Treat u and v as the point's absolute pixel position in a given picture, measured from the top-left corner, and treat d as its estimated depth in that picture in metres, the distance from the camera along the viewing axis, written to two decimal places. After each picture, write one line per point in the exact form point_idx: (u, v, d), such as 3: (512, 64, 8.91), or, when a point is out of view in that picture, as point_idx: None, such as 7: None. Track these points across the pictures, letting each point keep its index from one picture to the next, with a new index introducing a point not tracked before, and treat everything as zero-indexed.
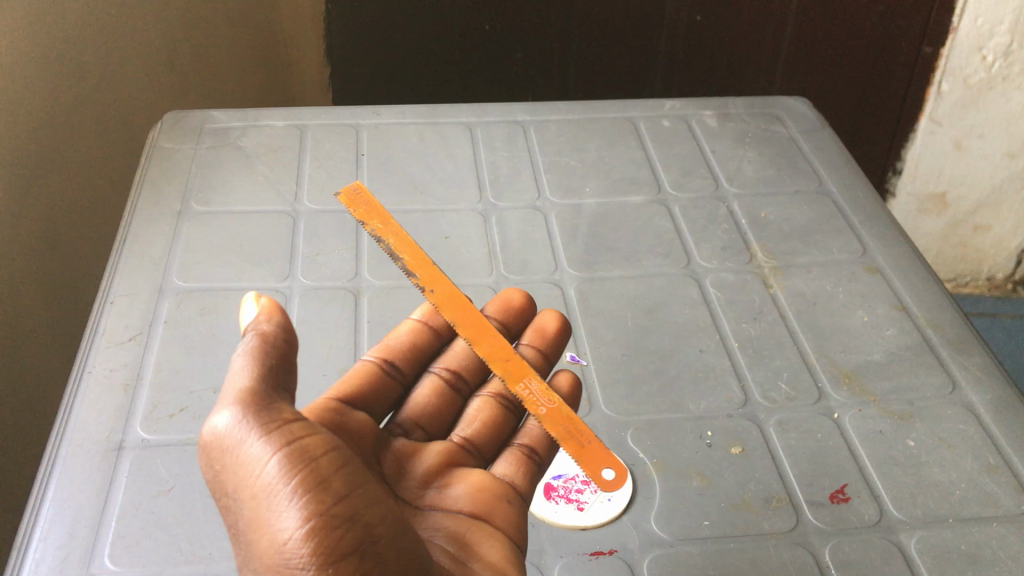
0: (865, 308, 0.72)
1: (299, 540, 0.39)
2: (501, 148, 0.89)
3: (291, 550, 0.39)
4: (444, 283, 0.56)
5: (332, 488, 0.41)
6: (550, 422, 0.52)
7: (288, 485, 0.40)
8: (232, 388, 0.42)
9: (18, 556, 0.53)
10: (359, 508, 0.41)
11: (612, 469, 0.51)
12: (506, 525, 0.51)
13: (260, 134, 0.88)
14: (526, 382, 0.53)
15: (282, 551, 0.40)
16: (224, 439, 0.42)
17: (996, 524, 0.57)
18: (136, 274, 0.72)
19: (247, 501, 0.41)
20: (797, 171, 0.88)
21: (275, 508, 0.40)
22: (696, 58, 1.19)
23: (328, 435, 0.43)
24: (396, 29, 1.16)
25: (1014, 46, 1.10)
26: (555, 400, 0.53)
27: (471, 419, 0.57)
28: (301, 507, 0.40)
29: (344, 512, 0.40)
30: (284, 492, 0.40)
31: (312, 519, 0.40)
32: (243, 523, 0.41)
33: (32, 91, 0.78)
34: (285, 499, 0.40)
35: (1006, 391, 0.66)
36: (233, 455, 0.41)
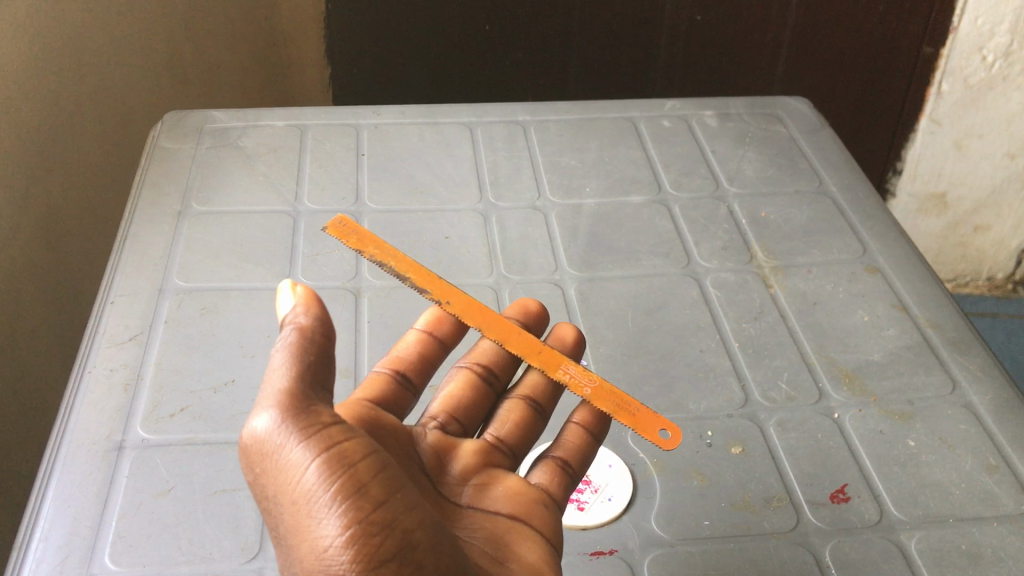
0: (865, 308, 0.72)
1: (339, 548, 0.39)
2: (501, 148, 0.89)
3: (331, 557, 0.39)
4: (457, 293, 0.57)
5: (371, 493, 0.40)
6: (599, 398, 0.55)
7: (327, 493, 0.40)
8: (270, 388, 0.42)
9: (18, 556, 0.53)
10: (397, 513, 0.41)
11: (665, 430, 0.56)
12: (542, 527, 0.50)
13: (260, 134, 0.88)
14: (565, 368, 0.56)
15: (322, 557, 0.40)
16: (264, 442, 0.41)
17: (996, 524, 0.57)
18: (136, 274, 0.72)
19: (288, 504, 0.41)
20: (797, 171, 0.88)
21: (316, 514, 0.40)
22: (696, 58, 1.19)
23: (366, 438, 0.42)
24: (396, 29, 1.16)
25: (1014, 46, 1.10)
26: (596, 378, 0.56)
27: (502, 420, 0.56)
28: (341, 515, 0.40)
29: (383, 519, 0.40)
30: (323, 499, 0.40)
31: (351, 527, 0.39)
32: (284, 526, 0.41)
33: (32, 90, 0.79)
34: (325, 506, 0.40)
35: (1006, 391, 0.66)
36: (273, 459, 0.41)
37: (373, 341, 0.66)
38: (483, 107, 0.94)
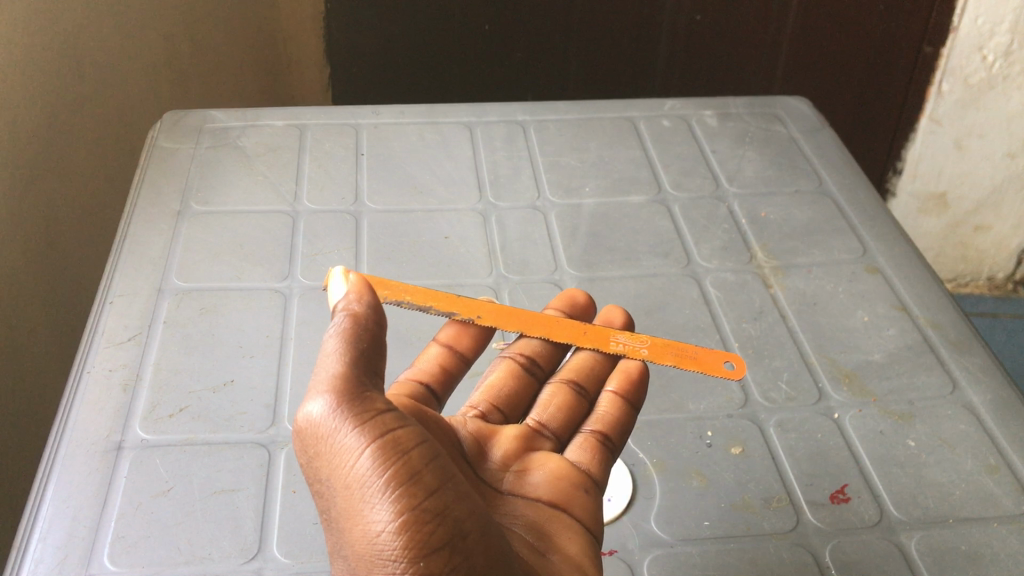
0: (865, 308, 0.72)
1: (391, 534, 0.39)
2: (501, 148, 0.88)
3: (382, 542, 0.39)
4: (482, 305, 0.59)
5: (424, 480, 0.40)
6: (658, 354, 0.60)
7: (380, 478, 0.40)
8: (324, 374, 0.42)
9: (17, 555, 0.53)
10: (448, 502, 0.40)
11: (731, 362, 0.62)
12: (581, 513, 0.49)
13: (259, 134, 0.88)
14: (616, 338, 0.60)
15: (374, 543, 0.40)
16: (319, 427, 0.41)
17: (996, 525, 0.57)
18: (135, 274, 0.71)
19: (343, 489, 0.41)
20: (797, 171, 0.88)
21: (368, 500, 0.40)
22: (696, 58, 1.19)
23: (418, 428, 0.42)
24: (396, 28, 1.16)
25: (1015, 46, 1.10)
26: (646, 340, 0.60)
27: (545, 404, 0.56)
28: (393, 501, 0.39)
29: (434, 507, 0.40)
30: (376, 485, 0.40)
31: (404, 513, 0.39)
32: (337, 511, 0.41)
33: (31, 90, 0.78)
34: (377, 491, 0.40)
35: (1006, 391, 0.65)
36: (328, 444, 0.41)
37: None
38: (482, 107, 0.94)
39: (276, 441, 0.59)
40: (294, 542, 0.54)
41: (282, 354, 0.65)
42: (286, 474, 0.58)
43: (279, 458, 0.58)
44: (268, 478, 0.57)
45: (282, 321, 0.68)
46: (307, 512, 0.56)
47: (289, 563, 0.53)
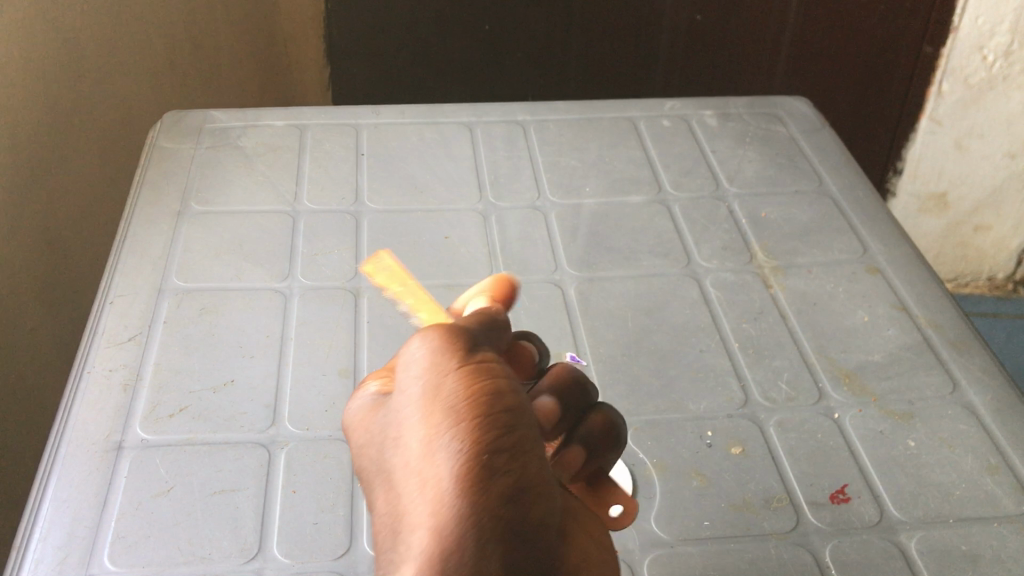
0: (865, 308, 0.72)
1: (438, 405, 0.33)
2: (501, 148, 0.88)
3: (427, 414, 0.33)
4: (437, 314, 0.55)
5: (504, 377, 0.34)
6: None
7: (437, 356, 0.34)
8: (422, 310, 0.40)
9: (18, 555, 0.53)
10: (510, 395, 0.33)
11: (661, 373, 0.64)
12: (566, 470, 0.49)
13: (260, 134, 0.88)
14: None
15: (418, 419, 0.33)
16: (396, 343, 0.38)
17: (996, 525, 0.57)
18: (135, 274, 0.72)
19: (408, 372, 0.35)
20: (797, 171, 0.88)
21: (418, 380, 0.34)
22: (696, 57, 1.19)
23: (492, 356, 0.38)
24: (396, 28, 1.16)
25: (1014, 46, 1.10)
26: None
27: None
28: (446, 376, 0.34)
29: (497, 391, 0.33)
30: (430, 362, 0.34)
31: (456, 386, 0.33)
32: (383, 416, 0.35)
33: (32, 90, 0.79)
34: (427, 371, 0.34)
35: (1006, 391, 0.65)
36: (396, 351, 0.37)
37: (373, 341, 0.66)
38: (483, 107, 0.94)
39: (276, 441, 0.59)
40: (293, 542, 0.54)
41: (282, 354, 0.65)
42: (285, 473, 0.58)
43: (279, 458, 0.58)
44: (268, 478, 0.57)
45: (281, 321, 0.68)
46: (307, 512, 0.56)
47: (289, 563, 0.53)
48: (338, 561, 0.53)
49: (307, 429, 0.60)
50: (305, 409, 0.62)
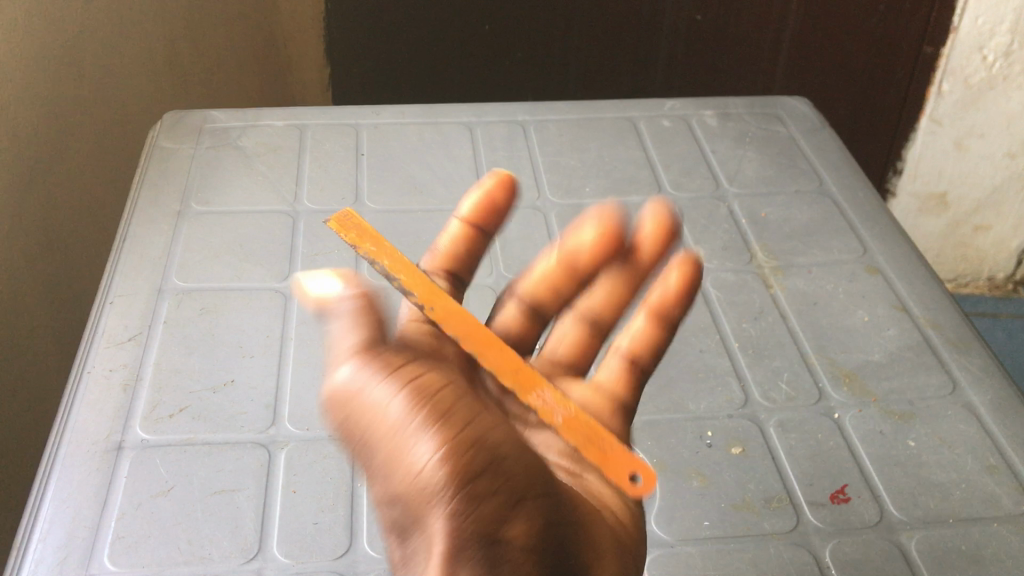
0: (865, 308, 0.72)
1: (434, 467, 0.39)
2: (501, 148, 0.88)
3: (426, 479, 0.39)
4: (445, 300, 0.47)
5: (458, 417, 0.40)
6: (568, 432, 0.45)
7: (415, 421, 0.40)
8: (343, 348, 0.43)
9: (18, 555, 0.53)
10: (482, 431, 0.40)
11: (640, 474, 0.45)
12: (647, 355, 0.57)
13: (260, 134, 0.88)
14: (539, 392, 0.46)
15: (416, 481, 0.39)
16: (347, 398, 0.41)
17: (996, 525, 0.57)
18: (136, 274, 0.72)
19: (367, 433, 0.41)
20: (797, 171, 0.88)
21: (406, 442, 0.40)
22: (696, 57, 1.19)
23: (437, 373, 0.42)
24: (395, 29, 1.16)
25: (1015, 45, 1.10)
26: (572, 408, 0.46)
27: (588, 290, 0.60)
28: (432, 437, 0.39)
29: (470, 437, 0.39)
30: (413, 427, 0.39)
31: (443, 447, 0.39)
32: (376, 466, 0.41)
33: (32, 91, 0.79)
34: (412, 433, 0.39)
35: (1005, 391, 0.65)
36: (357, 410, 0.41)
37: None
38: (483, 107, 0.94)
39: (276, 441, 0.59)
40: (293, 541, 0.54)
41: (282, 353, 0.65)
42: (286, 473, 0.58)
43: (279, 458, 0.58)
44: (268, 478, 0.57)
45: (282, 321, 0.68)
46: (307, 512, 0.56)
47: (289, 563, 0.53)
48: (338, 561, 0.53)
49: (307, 429, 0.60)
50: (305, 408, 0.62)
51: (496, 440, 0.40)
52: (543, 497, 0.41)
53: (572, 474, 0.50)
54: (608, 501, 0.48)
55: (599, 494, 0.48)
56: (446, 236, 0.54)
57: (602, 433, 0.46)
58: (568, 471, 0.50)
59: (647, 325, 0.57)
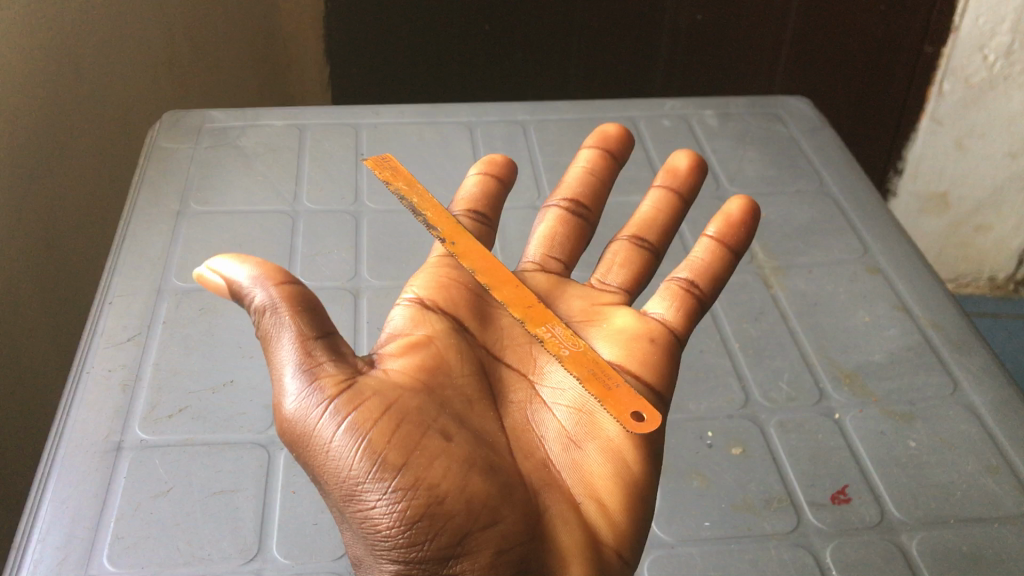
0: (866, 308, 0.72)
1: (380, 513, 0.41)
2: (501, 148, 0.88)
3: (375, 525, 0.41)
4: (467, 237, 0.54)
5: (394, 463, 0.41)
6: (573, 362, 0.48)
7: (356, 470, 0.41)
8: (280, 384, 0.44)
9: (17, 556, 0.53)
10: (420, 475, 0.41)
11: (643, 414, 0.46)
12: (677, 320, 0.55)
13: (260, 134, 0.88)
14: (549, 326, 0.50)
15: (368, 524, 0.42)
16: (295, 438, 0.43)
17: (997, 525, 0.57)
18: (136, 274, 0.71)
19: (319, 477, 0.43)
20: (798, 171, 0.88)
21: (354, 492, 0.42)
22: (697, 57, 1.19)
23: (376, 402, 0.43)
24: (395, 29, 1.16)
25: (1016, 46, 1.09)
26: (580, 344, 0.49)
27: (609, 263, 0.60)
28: (375, 486, 0.41)
29: (408, 483, 0.41)
30: (355, 477, 0.41)
31: (385, 495, 0.41)
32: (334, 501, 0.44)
33: (32, 90, 0.79)
34: (357, 481, 0.41)
35: (1006, 392, 0.65)
36: (306, 452, 0.43)
37: (373, 339, 0.66)
38: (483, 107, 0.94)
39: (276, 441, 0.59)
40: (293, 542, 0.54)
41: None
42: (285, 474, 0.57)
43: (278, 459, 0.58)
44: (268, 478, 0.57)
45: None
46: (306, 513, 0.55)
47: (288, 564, 0.53)
48: (338, 561, 0.53)
49: None
50: None
51: (436, 480, 0.42)
52: (495, 520, 0.42)
53: (572, 446, 0.49)
54: (598, 488, 0.47)
55: (593, 477, 0.48)
56: (467, 186, 0.60)
57: (609, 370, 0.48)
58: (569, 441, 0.49)
59: (681, 290, 0.56)
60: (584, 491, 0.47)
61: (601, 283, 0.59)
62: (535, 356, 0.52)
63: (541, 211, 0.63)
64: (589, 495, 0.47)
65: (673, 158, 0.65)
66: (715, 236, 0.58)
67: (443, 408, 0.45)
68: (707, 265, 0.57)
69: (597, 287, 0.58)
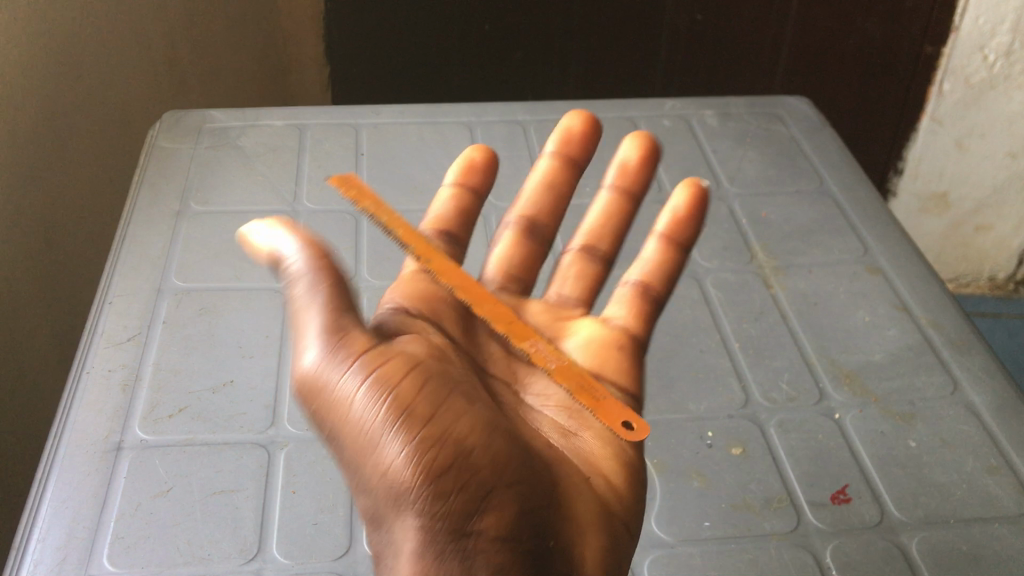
0: (865, 308, 0.72)
1: (403, 466, 0.40)
2: (501, 148, 0.88)
3: (396, 480, 0.40)
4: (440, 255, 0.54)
5: (421, 412, 0.41)
6: (562, 376, 0.51)
7: (382, 419, 0.41)
8: (302, 340, 0.43)
9: (17, 556, 0.53)
10: (446, 428, 0.41)
11: (633, 423, 0.50)
12: (638, 323, 0.57)
13: (259, 134, 0.88)
14: (532, 340, 0.52)
15: (388, 478, 0.41)
16: (315, 391, 0.42)
17: (997, 525, 0.57)
18: (135, 274, 0.71)
19: (337, 432, 0.42)
20: (797, 171, 0.88)
21: (376, 444, 0.41)
22: (696, 57, 1.19)
23: (401, 358, 0.43)
24: (394, 29, 1.16)
25: (1016, 45, 1.09)
26: (563, 357, 0.52)
27: (564, 274, 0.61)
28: (399, 436, 0.40)
29: (432, 435, 0.41)
30: (380, 426, 0.41)
31: (410, 446, 0.40)
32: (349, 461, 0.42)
33: (32, 90, 0.79)
34: (382, 433, 0.41)
35: (1006, 391, 0.65)
36: (326, 405, 0.42)
37: None
38: (483, 107, 0.94)
39: (276, 441, 0.59)
40: (293, 542, 0.54)
41: (282, 353, 0.65)
42: (285, 474, 0.57)
43: (279, 458, 0.58)
44: (268, 478, 0.57)
45: (282, 320, 0.68)
46: (306, 513, 0.55)
47: (289, 564, 0.53)
48: (338, 561, 0.53)
49: (307, 429, 0.60)
50: None
51: (462, 436, 0.41)
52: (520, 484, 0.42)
53: (569, 435, 0.50)
54: (600, 465, 0.49)
55: (593, 457, 0.49)
56: (438, 202, 0.60)
57: (594, 382, 0.51)
58: (563, 431, 0.50)
59: (635, 291, 0.58)
60: (589, 470, 0.48)
61: (558, 295, 0.60)
62: (516, 368, 0.53)
63: (499, 230, 0.63)
64: (596, 474, 0.48)
65: (623, 152, 0.65)
66: (664, 233, 0.61)
67: (463, 377, 0.45)
68: (659, 266, 0.60)
69: (555, 300, 0.59)
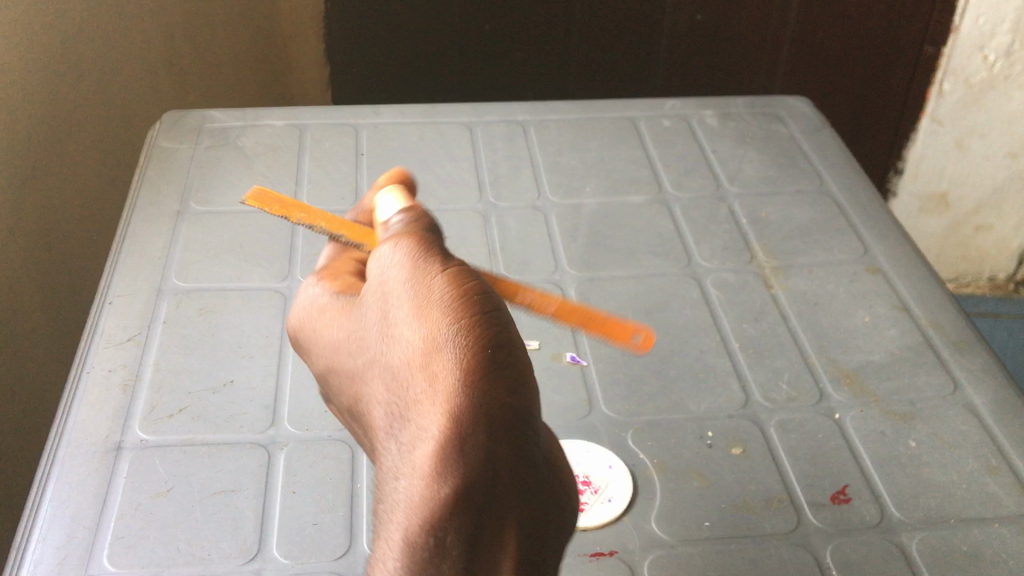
0: (866, 308, 0.72)
1: (454, 343, 0.34)
2: (501, 148, 0.88)
3: (441, 358, 0.34)
4: None
5: (490, 300, 0.36)
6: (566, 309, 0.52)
7: (448, 296, 0.36)
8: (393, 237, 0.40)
9: (17, 555, 0.53)
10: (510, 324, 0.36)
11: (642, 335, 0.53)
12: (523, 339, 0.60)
13: (259, 134, 0.88)
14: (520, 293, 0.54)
15: (432, 356, 0.35)
16: (387, 276, 0.38)
17: (997, 525, 0.57)
18: (135, 274, 0.71)
19: (393, 309, 0.37)
20: (798, 171, 0.88)
21: (432, 319, 0.35)
22: (696, 57, 1.19)
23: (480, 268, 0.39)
24: (394, 29, 1.16)
25: (1016, 45, 1.11)
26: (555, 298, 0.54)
27: None
28: (461, 314, 0.35)
29: (495, 324, 0.35)
30: (442, 303, 0.36)
31: (468, 326, 0.35)
32: (395, 343, 0.37)
33: (32, 89, 0.79)
34: (441, 310, 0.35)
35: (1006, 391, 0.65)
36: (395, 287, 0.38)
37: None
38: (483, 107, 0.94)
39: (276, 441, 0.59)
40: (293, 542, 0.54)
41: (282, 353, 0.65)
42: (285, 474, 0.57)
43: (278, 459, 0.58)
44: (268, 478, 0.57)
45: (282, 320, 0.68)
46: (306, 513, 0.55)
47: (289, 564, 0.53)
48: (338, 561, 0.53)
49: (307, 429, 0.60)
50: (305, 409, 0.61)
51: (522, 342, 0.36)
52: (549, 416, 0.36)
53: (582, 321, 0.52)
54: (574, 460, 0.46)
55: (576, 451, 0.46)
56: None
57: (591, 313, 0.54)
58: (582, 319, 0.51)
59: None
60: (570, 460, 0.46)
61: None
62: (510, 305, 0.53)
63: None
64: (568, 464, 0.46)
65: None
66: None
67: None
68: None
69: None
